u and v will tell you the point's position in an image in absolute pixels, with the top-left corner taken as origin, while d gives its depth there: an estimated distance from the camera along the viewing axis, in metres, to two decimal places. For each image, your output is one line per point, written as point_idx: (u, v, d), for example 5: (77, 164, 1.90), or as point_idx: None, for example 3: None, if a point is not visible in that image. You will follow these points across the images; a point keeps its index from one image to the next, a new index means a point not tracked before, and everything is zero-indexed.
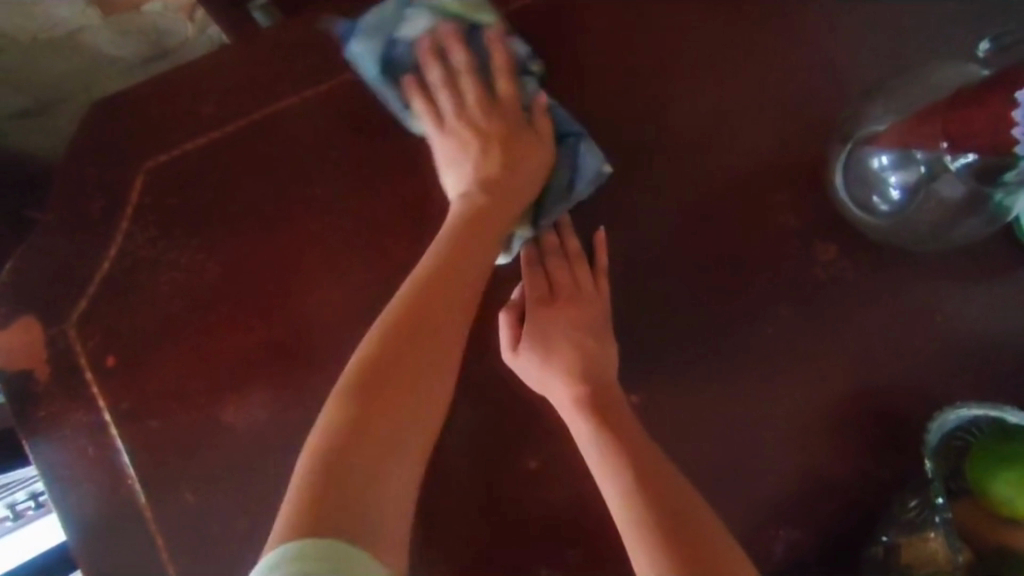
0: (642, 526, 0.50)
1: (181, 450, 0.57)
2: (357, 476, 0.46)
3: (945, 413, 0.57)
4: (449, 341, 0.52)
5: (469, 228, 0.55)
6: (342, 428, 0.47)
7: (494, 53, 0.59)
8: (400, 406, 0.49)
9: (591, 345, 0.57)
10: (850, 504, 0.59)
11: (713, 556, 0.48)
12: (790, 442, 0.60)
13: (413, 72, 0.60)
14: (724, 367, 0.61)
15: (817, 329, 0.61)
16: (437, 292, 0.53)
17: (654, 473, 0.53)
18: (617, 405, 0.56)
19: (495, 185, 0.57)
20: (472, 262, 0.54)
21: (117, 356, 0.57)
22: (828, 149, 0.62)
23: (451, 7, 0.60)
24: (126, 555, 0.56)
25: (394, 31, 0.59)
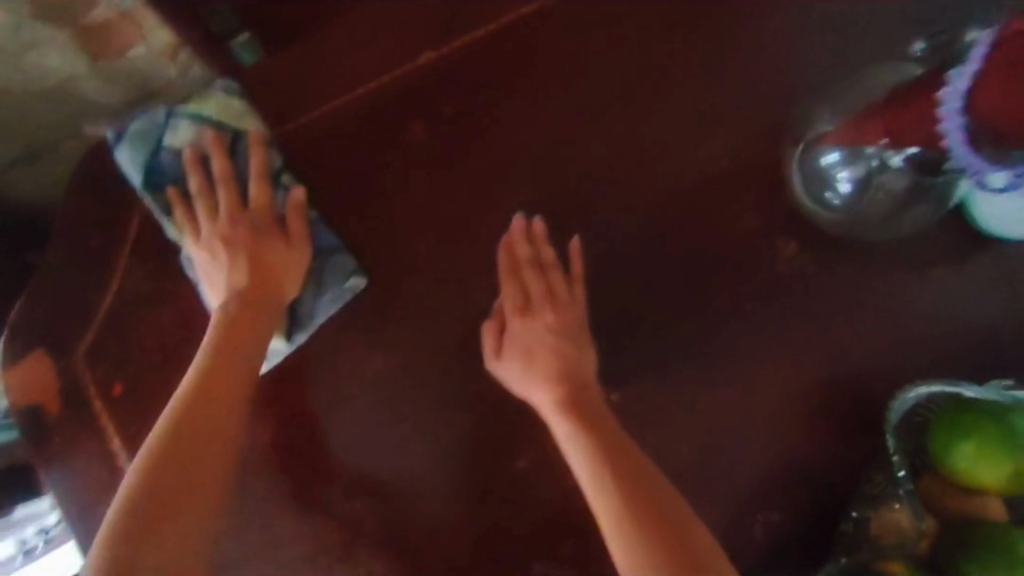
0: (622, 523, 0.54)
1: None
2: (176, 470, 0.50)
3: (907, 391, 0.60)
4: (205, 473, 0.51)
5: (226, 350, 0.55)
6: (152, 505, 0.49)
7: (258, 161, 0.61)
8: (205, 465, 0.51)
9: (569, 349, 0.60)
10: (822, 484, 0.63)
11: (686, 554, 0.52)
12: (764, 427, 0.64)
13: (183, 145, 0.61)
14: (698, 361, 0.64)
15: (783, 321, 0.65)
16: (180, 470, 0.50)
17: (631, 470, 0.56)
18: (597, 406, 0.59)
19: (240, 319, 0.57)
20: (232, 381, 0.54)
21: (124, 384, 0.61)
22: (782, 150, 0.66)
23: (216, 118, 0.62)
24: None
25: (156, 138, 0.61)
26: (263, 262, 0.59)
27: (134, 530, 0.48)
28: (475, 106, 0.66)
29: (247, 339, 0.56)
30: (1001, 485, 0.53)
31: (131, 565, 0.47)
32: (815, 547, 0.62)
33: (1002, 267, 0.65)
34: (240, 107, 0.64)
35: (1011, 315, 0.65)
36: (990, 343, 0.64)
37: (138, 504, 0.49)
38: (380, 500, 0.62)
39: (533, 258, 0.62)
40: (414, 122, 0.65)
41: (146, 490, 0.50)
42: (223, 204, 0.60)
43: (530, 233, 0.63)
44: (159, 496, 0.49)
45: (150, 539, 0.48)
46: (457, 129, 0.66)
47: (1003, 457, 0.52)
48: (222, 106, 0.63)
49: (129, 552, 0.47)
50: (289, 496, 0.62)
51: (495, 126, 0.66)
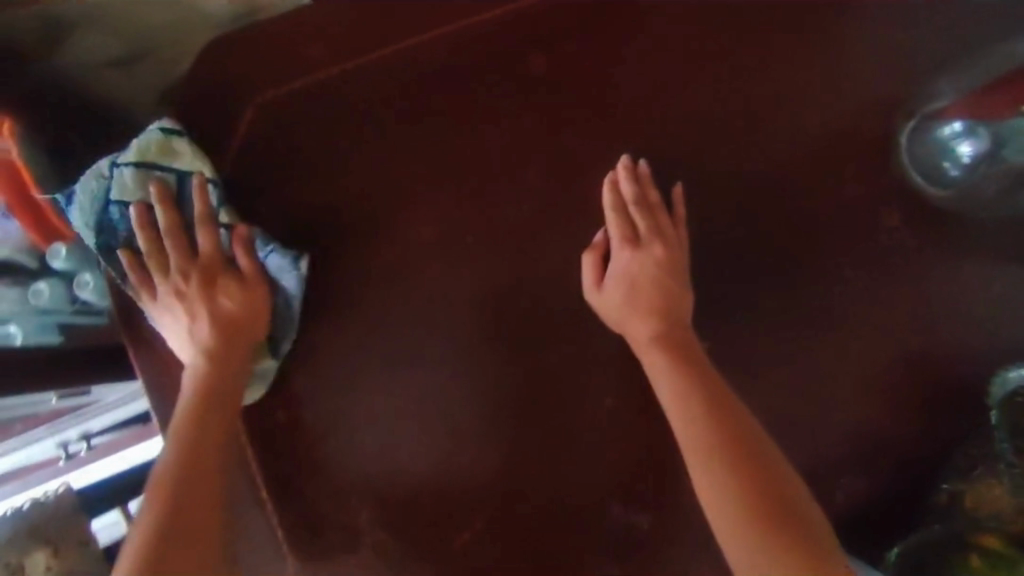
0: (709, 457, 0.54)
1: (276, 366, 0.60)
2: (200, 479, 0.53)
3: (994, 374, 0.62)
4: (204, 494, 0.52)
5: (212, 416, 0.55)
6: (146, 569, 0.48)
7: (236, 238, 0.59)
8: (193, 530, 0.51)
9: (671, 285, 0.60)
10: (908, 457, 0.62)
11: (769, 489, 0.52)
12: (854, 393, 0.63)
13: (140, 197, 0.58)
14: (794, 321, 0.64)
15: (883, 292, 0.64)
16: (166, 525, 0.50)
17: (724, 407, 0.55)
18: (692, 345, 0.59)
19: (195, 463, 0.53)
20: (206, 449, 0.54)
21: None
22: (900, 119, 0.65)
23: (161, 163, 0.59)
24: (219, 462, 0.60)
25: (118, 195, 0.58)
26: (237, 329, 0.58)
27: None
28: (598, 40, 0.65)
29: (208, 458, 0.54)
30: None
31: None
32: (897, 517, 0.61)
33: None
34: (182, 147, 0.60)
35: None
36: None
37: None
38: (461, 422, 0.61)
39: (639, 196, 0.62)
40: (535, 48, 0.64)
41: (126, 566, 0.48)
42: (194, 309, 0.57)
43: (640, 171, 0.63)
44: None
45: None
46: (578, 61, 0.65)
47: None
48: (168, 147, 0.59)
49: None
50: (370, 407, 0.61)
51: (616, 62, 0.65)
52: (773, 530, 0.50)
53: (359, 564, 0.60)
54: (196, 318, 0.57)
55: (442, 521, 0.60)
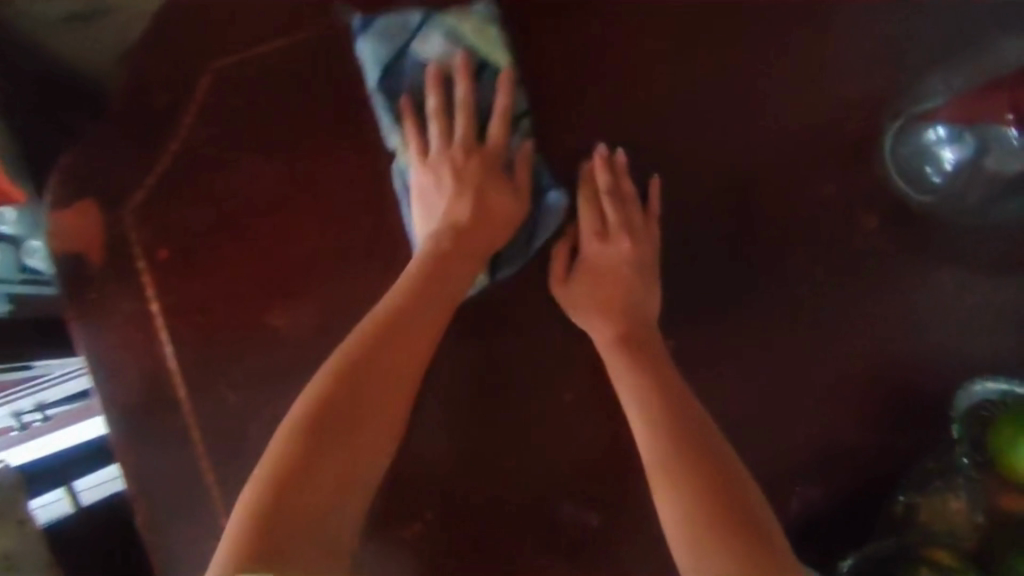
0: (663, 461, 0.53)
1: (225, 348, 0.57)
2: (341, 419, 0.50)
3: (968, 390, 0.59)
4: (376, 438, 0.51)
5: (414, 310, 0.54)
6: (273, 483, 0.47)
7: (501, 100, 0.58)
8: (360, 448, 0.50)
9: (637, 283, 0.59)
10: (867, 465, 0.61)
11: (722, 496, 0.51)
12: (819, 397, 0.62)
13: (438, 58, 0.59)
14: (763, 321, 0.62)
15: (855, 298, 0.63)
16: (320, 418, 0.50)
17: (683, 412, 0.54)
18: (656, 347, 0.57)
19: (352, 378, 0.51)
20: (411, 338, 0.53)
21: (171, 250, 0.57)
22: (886, 119, 0.63)
23: (470, 40, 0.59)
24: (161, 446, 0.57)
25: (405, 44, 0.58)
26: (465, 232, 0.57)
27: (264, 551, 0.44)
28: (576, 21, 0.62)
29: (406, 342, 0.53)
30: None
31: (256, 547, 0.44)
32: (854, 526, 0.61)
33: None
34: (495, 35, 0.59)
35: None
36: None
37: (265, 513, 0.46)
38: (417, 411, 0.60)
39: (612, 187, 0.60)
40: (510, 26, 0.61)
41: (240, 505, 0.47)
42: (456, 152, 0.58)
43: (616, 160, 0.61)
44: (265, 515, 0.46)
45: (281, 558, 0.44)
46: (555, 44, 0.62)
47: None
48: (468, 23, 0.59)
49: (264, 546, 0.45)
50: None
51: (595, 45, 0.62)
52: (716, 535, 0.49)
53: None
54: (446, 183, 0.58)
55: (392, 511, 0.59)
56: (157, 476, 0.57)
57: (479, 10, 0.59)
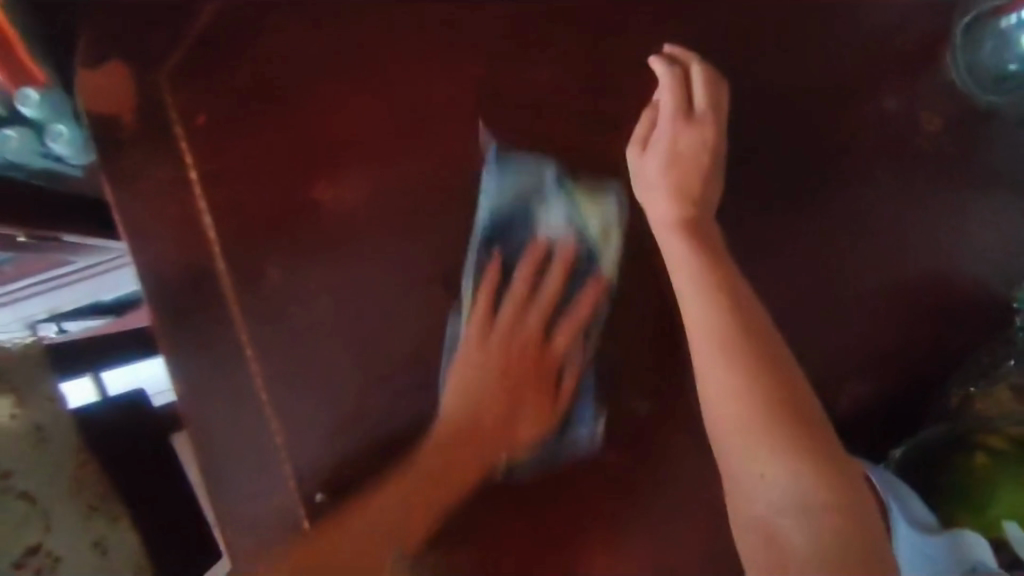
0: (724, 351, 0.49)
1: (264, 221, 0.55)
2: (407, 503, 0.53)
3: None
4: (426, 516, 0.54)
5: (479, 413, 0.55)
6: (314, 545, 0.51)
7: (583, 306, 0.56)
8: (393, 529, 0.53)
9: (698, 158, 0.55)
10: (914, 366, 0.60)
11: (779, 390, 0.48)
12: (869, 297, 0.61)
13: (550, 238, 0.56)
14: (815, 218, 0.61)
15: (913, 197, 0.61)
16: (371, 501, 0.53)
17: (738, 293, 0.51)
18: (709, 226, 0.54)
19: (482, 430, 0.55)
20: (468, 446, 0.55)
21: (210, 115, 0.55)
22: (959, 15, 0.61)
23: (590, 233, 0.57)
24: (199, 319, 0.55)
25: (530, 206, 0.57)
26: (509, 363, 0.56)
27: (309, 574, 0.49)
28: None
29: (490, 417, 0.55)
30: None
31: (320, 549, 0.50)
32: (897, 419, 0.61)
33: None
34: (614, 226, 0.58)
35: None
36: None
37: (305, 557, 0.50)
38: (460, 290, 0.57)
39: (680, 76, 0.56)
40: None
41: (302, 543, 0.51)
42: (511, 331, 0.56)
43: (687, 60, 0.56)
44: (314, 561, 0.50)
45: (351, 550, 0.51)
46: None
47: None
48: (601, 211, 0.57)
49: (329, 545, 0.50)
50: (361, 271, 0.56)
51: None
52: (773, 434, 0.47)
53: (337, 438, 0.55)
54: (481, 353, 0.55)
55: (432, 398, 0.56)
56: (193, 351, 0.55)
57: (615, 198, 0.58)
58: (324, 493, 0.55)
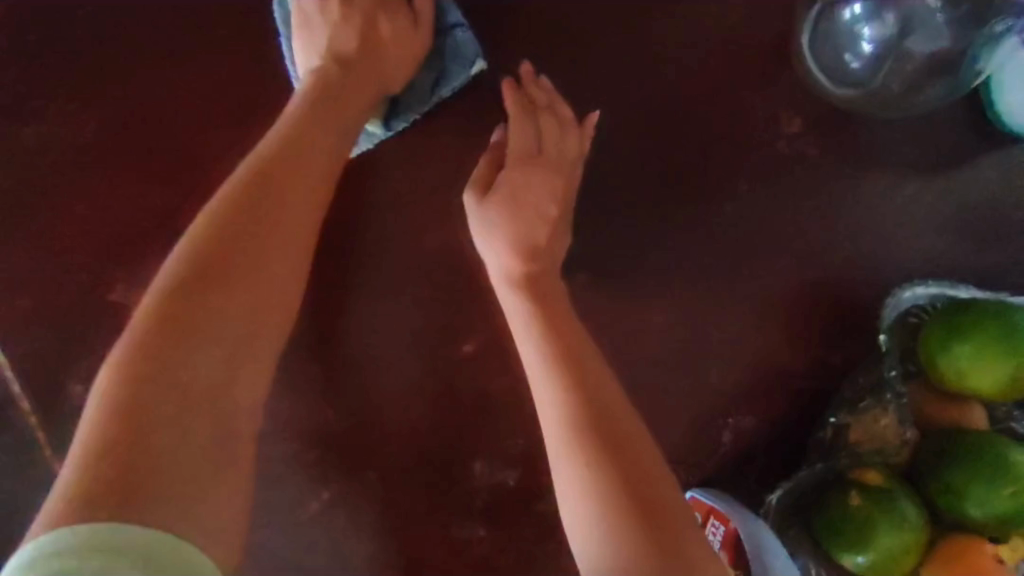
0: (573, 425, 0.47)
1: (77, 332, 0.52)
2: (210, 266, 0.41)
3: (896, 295, 0.56)
4: (257, 265, 0.42)
5: (314, 123, 0.48)
6: (126, 377, 0.37)
7: None
8: (209, 332, 0.40)
9: (546, 208, 0.52)
10: (794, 400, 0.57)
11: (627, 456, 0.45)
12: (743, 326, 0.57)
13: None
14: (676, 250, 0.57)
15: (777, 214, 0.57)
16: (174, 323, 0.39)
17: (584, 357, 0.49)
18: (555, 289, 0.52)
19: (308, 114, 0.48)
20: (285, 200, 0.45)
21: (9, 227, 0.52)
22: (808, 7, 0.55)
23: None
24: (24, 443, 0.52)
25: None
26: (353, 61, 0.50)
27: (123, 482, 0.35)
28: None
29: (330, 136, 0.49)
30: (993, 392, 0.48)
31: (92, 487, 0.34)
32: (782, 463, 0.57)
33: (1019, 166, 0.57)
34: None
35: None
36: (995, 249, 0.57)
37: (93, 465, 0.35)
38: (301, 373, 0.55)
39: (520, 97, 0.53)
40: None
41: (89, 420, 0.37)
42: (338, 40, 0.51)
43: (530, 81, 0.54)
44: (124, 455, 0.35)
45: (172, 425, 0.37)
46: None
47: (1005, 360, 0.47)
48: None
49: (127, 423, 0.36)
50: None
51: None
52: (625, 507, 0.43)
53: None
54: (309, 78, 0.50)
55: (292, 483, 0.56)
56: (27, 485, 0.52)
57: None
58: None
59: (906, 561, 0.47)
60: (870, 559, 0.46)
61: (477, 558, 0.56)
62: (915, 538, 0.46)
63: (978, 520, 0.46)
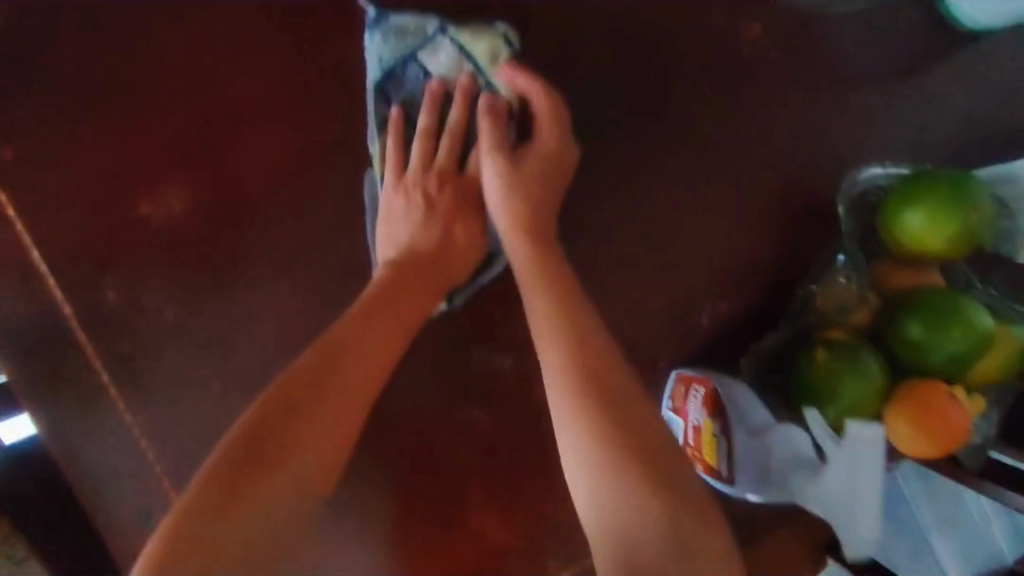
0: (566, 368, 0.45)
1: (99, 244, 0.55)
2: (300, 399, 0.46)
3: (854, 173, 0.60)
4: (348, 409, 0.48)
5: (400, 305, 0.52)
6: (218, 479, 0.42)
7: (490, 106, 0.55)
8: (279, 467, 0.44)
9: (535, 191, 0.53)
10: (772, 282, 0.60)
11: (623, 396, 0.44)
12: (721, 215, 0.59)
13: (441, 68, 0.57)
14: (654, 144, 0.59)
15: (747, 107, 0.60)
16: (259, 443, 0.44)
17: (576, 302, 0.48)
18: (547, 229, 0.53)
19: (422, 257, 0.55)
20: (356, 345, 0.49)
21: (15, 148, 0.54)
22: None
23: (478, 56, 0.57)
24: (47, 354, 0.55)
25: (416, 47, 0.56)
26: (443, 169, 0.56)
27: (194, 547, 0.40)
28: None
29: (419, 298, 0.53)
30: (944, 252, 0.52)
31: (170, 543, 0.40)
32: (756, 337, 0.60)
33: (958, 56, 0.62)
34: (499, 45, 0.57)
35: (984, 97, 0.62)
36: (944, 133, 0.62)
37: (174, 540, 0.40)
38: (305, 276, 0.57)
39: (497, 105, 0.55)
40: None
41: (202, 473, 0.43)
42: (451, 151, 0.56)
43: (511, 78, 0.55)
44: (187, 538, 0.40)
45: (257, 518, 0.42)
46: None
47: (955, 221, 0.51)
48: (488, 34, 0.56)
49: (200, 522, 0.41)
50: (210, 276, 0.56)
51: None
52: (625, 449, 0.42)
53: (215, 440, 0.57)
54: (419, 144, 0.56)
55: None
56: (54, 403, 0.55)
57: (500, 25, 0.57)
58: None
59: (868, 407, 0.51)
60: (835, 406, 0.51)
61: (482, 440, 0.57)
62: (876, 385, 0.50)
63: (934, 366, 0.50)
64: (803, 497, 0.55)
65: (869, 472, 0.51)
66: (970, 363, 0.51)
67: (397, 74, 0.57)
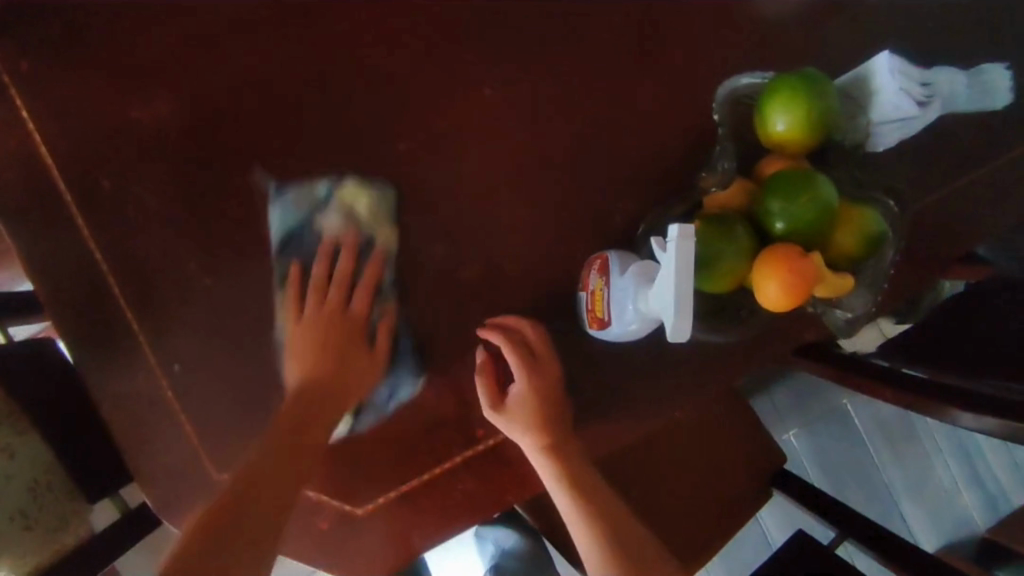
0: (578, 514, 0.64)
1: (96, 143, 0.66)
2: (240, 517, 0.55)
3: (731, 82, 0.71)
4: (284, 491, 0.58)
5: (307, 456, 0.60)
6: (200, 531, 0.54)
7: (371, 274, 0.65)
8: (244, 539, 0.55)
9: (555, 394, 0.66)
10: (662, 176, 0.71)
11: (602, 498, 0.65)
12: (624, 125, 0.70)
13: (331, 220, 0.65)
14: (568, 64, 0.70)
15: (648, 35, 0.71)
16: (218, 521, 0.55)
17: (581, 475, 0.65)
18: (563, 414, 0.66)
19: (296, 444, 0.60)
20: (293, 459, 0.59)
21: (33, 62, 0.66)
22: None
23: (363, 219, 0.66)
24: (55, 234, 0.66)
25: (315, 201, 0.66)
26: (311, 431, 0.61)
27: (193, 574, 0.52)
28: None
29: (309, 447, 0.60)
30: (796, 135, 0.60)
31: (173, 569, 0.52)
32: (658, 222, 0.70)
33: None
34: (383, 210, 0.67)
35: (852, 24, 0.73)
36: (819, 55, 0.72)
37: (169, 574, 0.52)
38: (269, 171, 0.67)
39: (516, 339, 0.66)
40: None
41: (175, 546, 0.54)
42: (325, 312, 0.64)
43: (505, 336, 0.66)
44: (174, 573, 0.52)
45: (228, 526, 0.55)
46: None
47: (800, 107, 0.59)
48: (368, 199, 0.67)
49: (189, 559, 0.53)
50: (187, 170, 0.67)
51: None
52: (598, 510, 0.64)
53: (191, 311, 0.67)
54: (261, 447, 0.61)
55: (264, 264, 0.67)
56: (56, 267, 0.66)
57: (383, 188, 0.67)
58: (182, 364, 0.67)
59: (735, 268, 0.60)
60: (709, 265, 0.59)
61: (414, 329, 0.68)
62: (739, 248, 0.59)
63: (788, 232, 0.59)
64: (655, 306, 0.49)
65: (656, 301, 0.49)
66: (818, 229, 0.59)
67: (292, 240, 0.65)
